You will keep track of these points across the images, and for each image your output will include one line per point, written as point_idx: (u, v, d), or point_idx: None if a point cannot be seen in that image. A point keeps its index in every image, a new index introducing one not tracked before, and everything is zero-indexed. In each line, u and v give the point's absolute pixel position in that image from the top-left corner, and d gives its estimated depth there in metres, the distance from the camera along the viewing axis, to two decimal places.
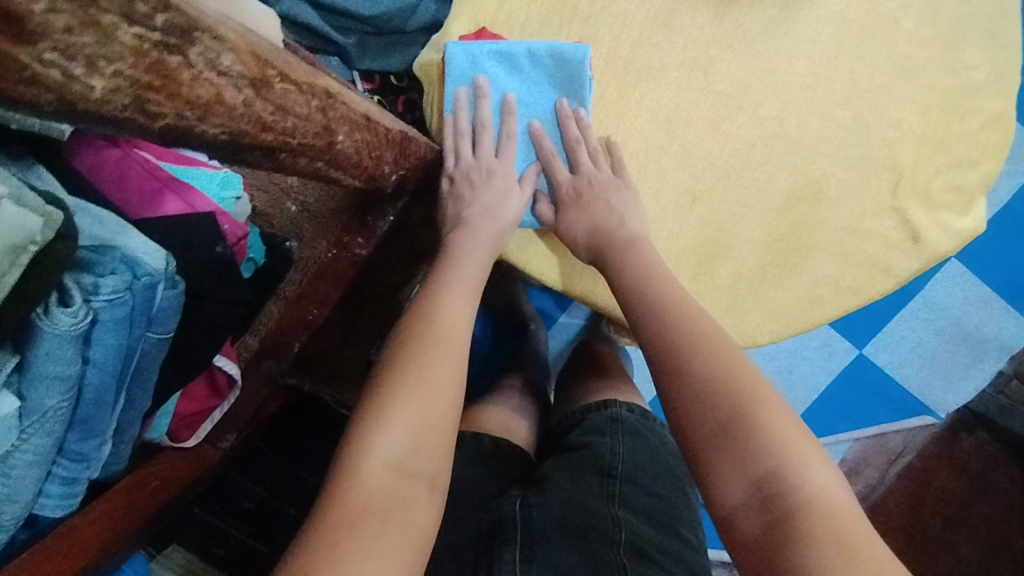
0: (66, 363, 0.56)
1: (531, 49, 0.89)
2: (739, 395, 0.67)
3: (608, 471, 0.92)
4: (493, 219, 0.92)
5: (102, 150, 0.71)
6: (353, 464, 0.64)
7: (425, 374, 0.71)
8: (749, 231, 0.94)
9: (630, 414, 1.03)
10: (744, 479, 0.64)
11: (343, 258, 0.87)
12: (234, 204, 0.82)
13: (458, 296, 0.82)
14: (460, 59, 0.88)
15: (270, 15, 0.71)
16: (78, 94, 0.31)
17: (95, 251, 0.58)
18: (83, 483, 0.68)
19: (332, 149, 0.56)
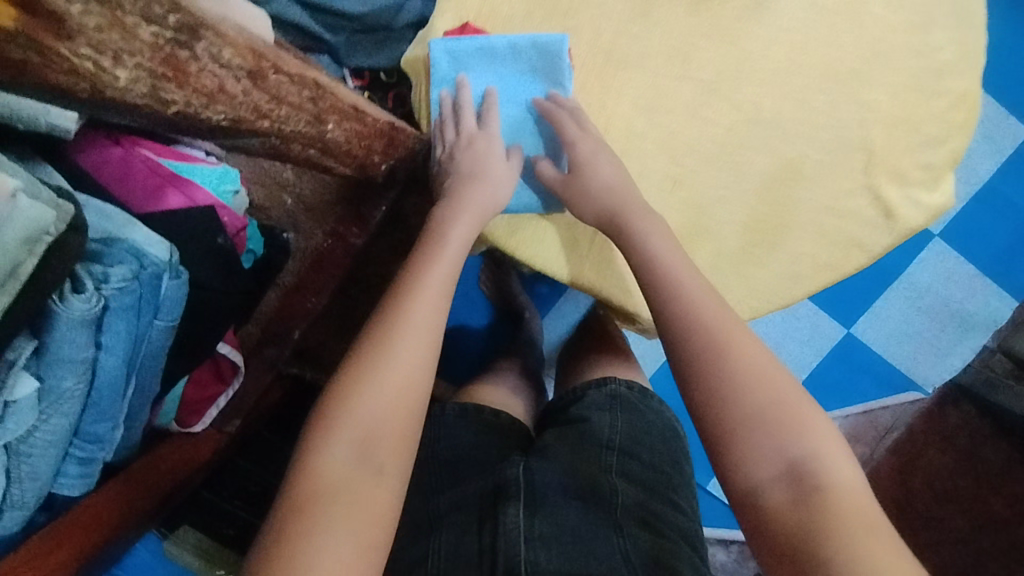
0: (79, 346, 0.60)
1: (512, 43, 0.91)
2: (742, 382, 0.69)
3: (607, 444, 0.96)
4: (482, 200, 0.90)
5: (106, 149, 0.74)
6: (323, 440, 0.64)
7: (397, 354, 0.70)
8: (729, 212, 0.98)
9: (625, 390, 1.08)
10: (776, 456, 0.66)
11: (338, 247, 0.97)
12: (232, 198, 0.84)
13: (437, 271, 0.79)
14: (443, 53, 0.91)
15: (261, 17, 0.74)
16: (106, 82, 0.37)
17: (104, 243, 0.62)
18: (98, 463, 0.72)
19: (323, 138, 0.61)
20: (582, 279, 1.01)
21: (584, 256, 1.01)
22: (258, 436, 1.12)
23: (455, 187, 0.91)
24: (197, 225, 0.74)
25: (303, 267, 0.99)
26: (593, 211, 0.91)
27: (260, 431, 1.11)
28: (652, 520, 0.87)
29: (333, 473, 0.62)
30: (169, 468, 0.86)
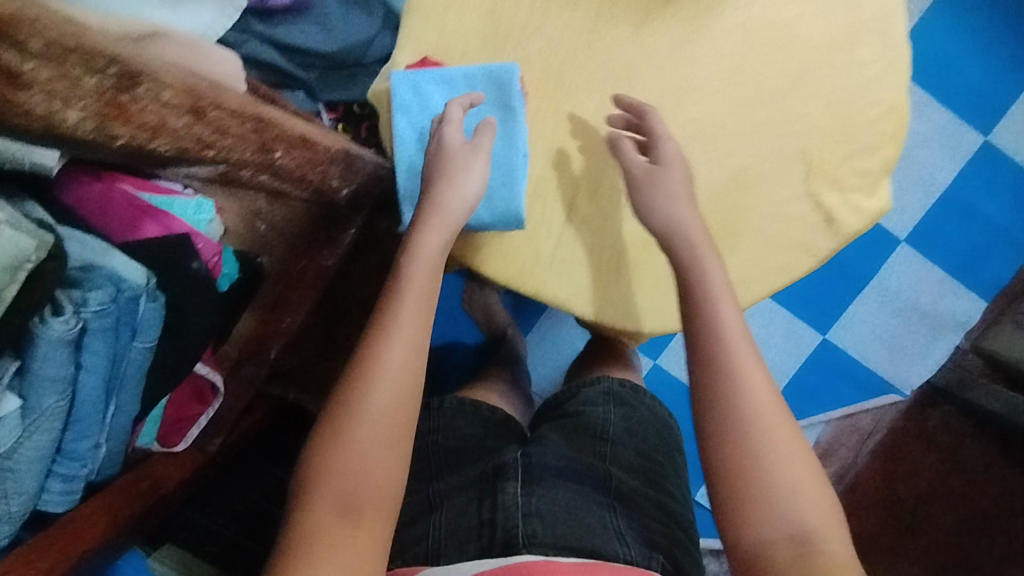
0: (60, 366, 0.65)
1: (467, 73, 0.98)
2: (752, 434, 0.70)
3: (599, 434, 1.01)
4: (443, 227, 0.87)
5: (87, 184, 0.77)
6: (313, 498, 0.68)
7: (380, 416, 0.71)
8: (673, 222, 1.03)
9: (615, 389, 1.10)
10: (783, 515, 0.67)
11: (312, 268, 1.08)
12: (207, 227, 0.87)
13: (409, 311, 0.77)
14: (405, 85, 0.97)
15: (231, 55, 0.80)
16: (58, 121, 0.44)
17: (84, 271, 0.67)
18: (81, 480, 0.77)
19: (271, 163, 0.68)
20: (545, 289, 1.04)
21: (552, 265, 1.04)
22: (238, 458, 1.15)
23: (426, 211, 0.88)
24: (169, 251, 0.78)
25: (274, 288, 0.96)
26: (666, 218, 0.88)
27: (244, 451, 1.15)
28: (643, 512, 0.91)
29: (320, 530, 0.66)
30: (154, 484, 0.91)
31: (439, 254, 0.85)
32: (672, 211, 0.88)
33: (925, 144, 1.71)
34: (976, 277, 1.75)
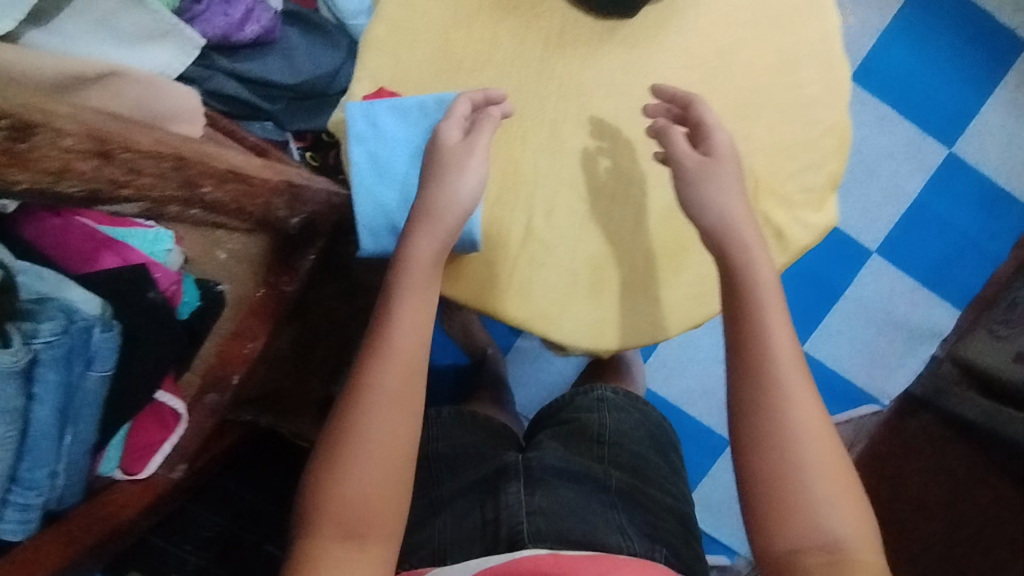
0: (9, 397, 0.65)
1: (422, 103, 0.92)
2: (789, 444, 0.65)
3: (596, 436, 0.85)
4: (433, 232, 0.79)
5: (44, 219, 0.81)
6: (317, 523, 0.65)
7: (380, 439, 0.67)
8: (642, 237, 1.00)
9: (612, 396, 0.90)
10: (821, 528, 0.63)
11: (269, 296, 1.02)
12: (167, 256, 0.90)
13: (399, 324, 0.72)
14: (360, 122, 0.92)
15: (189, 90, 0.81)
16: None
17: (35, 303, 0.68)
18: (37, 511, 0.76)
19: (198, 197, 0.68)
20: (508, 310, 0.99)
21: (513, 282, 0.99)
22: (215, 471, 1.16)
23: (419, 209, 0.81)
24: (121, 280, 0.80)
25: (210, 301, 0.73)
26: (709, 220, 0.79)
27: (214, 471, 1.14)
28: (651, 517, 0.76)
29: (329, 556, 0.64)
30: (116, 512, 0.89)
31: (434, 254, 0.78)
32: (725, 206, 0.79)
33: (889, 155, 1.69)
34: (947, 287, 1.71)
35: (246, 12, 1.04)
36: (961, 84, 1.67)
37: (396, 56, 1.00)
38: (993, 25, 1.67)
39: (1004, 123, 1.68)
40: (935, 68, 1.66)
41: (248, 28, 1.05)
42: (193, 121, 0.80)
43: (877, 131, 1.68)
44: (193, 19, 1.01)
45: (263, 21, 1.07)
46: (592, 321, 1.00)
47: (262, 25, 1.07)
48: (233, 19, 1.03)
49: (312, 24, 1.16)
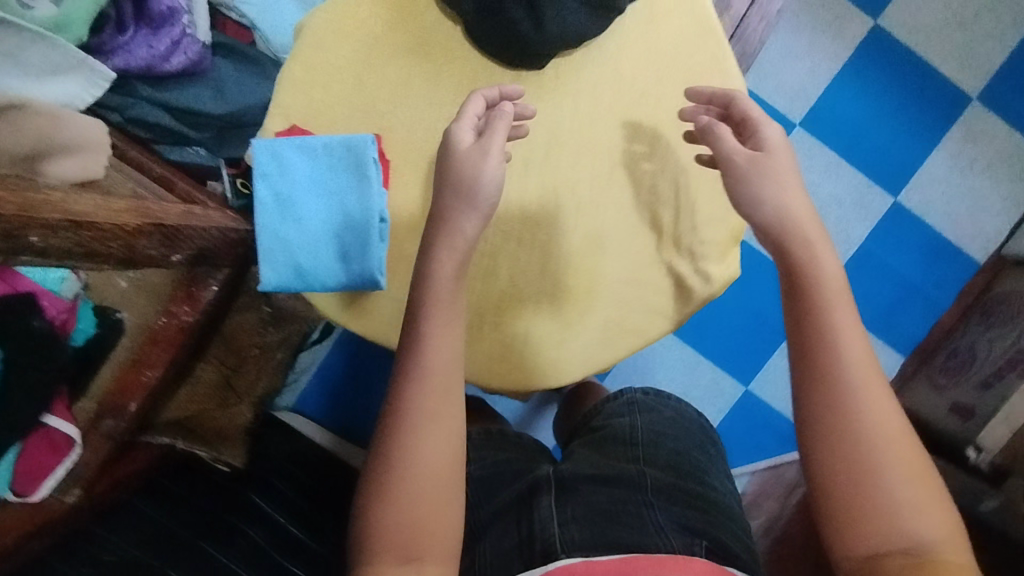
0: None
1: (328, 147, 0.59)
2: (853, 424, 0.42)
3: (631, 438, 0.72)
4: (471, 207, 0.50)
5: None
6: (366, 560, 0.45)
7: (439, 465, 0.46)
8: (539, 273, 0.61)
9: (645, 398, 0.79)
10: (898, 522, 0.41)
11: (171, 330, 0.59)
12: (59, 284, 0.61)
13: (439, 334, 0.48)
14: (263, 163, 0.58)
15: (103, 76, 0.59)
16: None
17: None
18: None
19: (123, 255, 0.44)
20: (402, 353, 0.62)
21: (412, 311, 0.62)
22: (116, 513, 0.73)
23: (440, 192, 0.51)
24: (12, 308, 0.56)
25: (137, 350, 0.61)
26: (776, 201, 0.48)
27: (137, 503, 0.74)
28: (703, 520, 0.63)
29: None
30: None
31: (463, 267, 0.50)
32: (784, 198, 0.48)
33: (833, 203, 1.05)
34: (895, 335, 1.09)
35: (172, 39, 0.60)
36: (897, 130, 1.04)
37: (311, 97, 0.61)
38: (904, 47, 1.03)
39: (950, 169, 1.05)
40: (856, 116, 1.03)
41: (178, 56, 0.61)
42: (101, 153, 0.55)
43: (821, 179, 1.05)
44: (114, 50, 0.60)
45: (191, 50, 0.62)
46: (569, 356, 0.62)
47: (190, 54, 0.61)
48: (158, 48, 0.60)
49: (249, 58, 0.66)
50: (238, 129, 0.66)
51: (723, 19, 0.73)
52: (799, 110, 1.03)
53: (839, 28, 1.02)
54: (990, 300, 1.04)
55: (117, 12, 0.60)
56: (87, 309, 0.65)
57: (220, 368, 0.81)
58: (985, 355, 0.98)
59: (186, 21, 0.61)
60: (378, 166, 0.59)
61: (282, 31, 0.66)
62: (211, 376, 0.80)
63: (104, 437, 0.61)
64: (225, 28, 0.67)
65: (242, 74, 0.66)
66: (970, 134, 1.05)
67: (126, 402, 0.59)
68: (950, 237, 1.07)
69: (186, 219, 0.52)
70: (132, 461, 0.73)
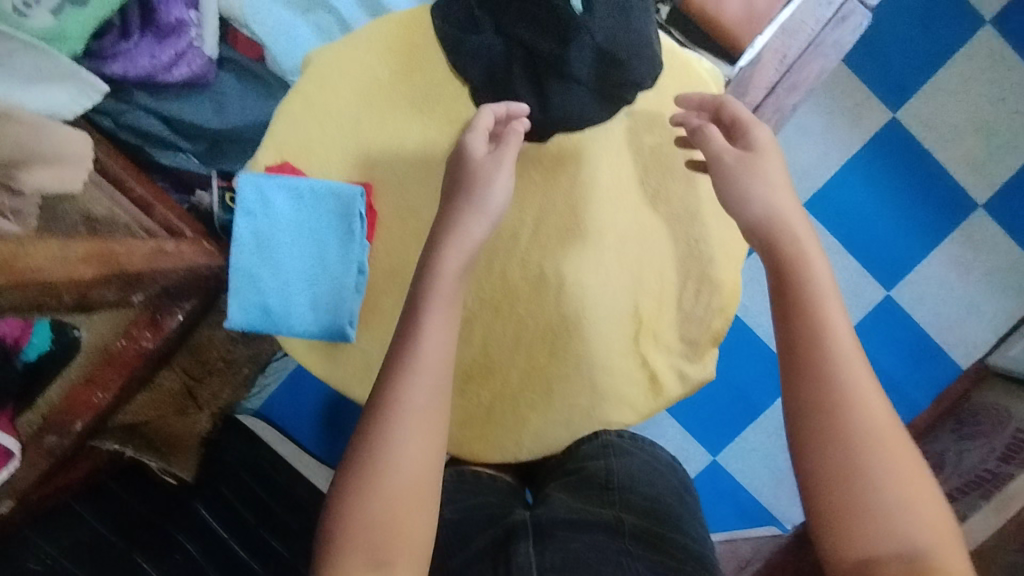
0: None
1: (317, 193, 0.53)
2: (851, 428, 0.42)
3: (606, 484, 0.69)
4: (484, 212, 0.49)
5: None
6: (334, 548, 0.42)
7: (427, 458, 0.44)
8: (512, 345, 0.59)
9: (619, 441, 0.74)
10: (893, 524, 0.40)
11: (127, 356, 0.53)
12: None
13: (437, 327, 0.46)
14: (246, 200, 0.52)
15: (93, 88, 0.57)
16: None
17: None
18: None
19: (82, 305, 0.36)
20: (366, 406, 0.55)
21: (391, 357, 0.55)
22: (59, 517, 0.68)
23: (447, 209, 0.50)
24: None
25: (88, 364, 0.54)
26: (764, 203, 0.49)
27: (80, 511, 0.69)
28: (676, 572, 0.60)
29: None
30: None
31: None
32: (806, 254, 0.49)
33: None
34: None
35: (176, 51, 0.60)
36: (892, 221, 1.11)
37: (308, 136, 0.55)
38: (910, 143, 1.11)
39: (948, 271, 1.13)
40: (868, 208, 1.12)
41: (180, 67, 0.60)
42: (82, 166, 0.50)
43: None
44: (113, 56, 0.59)
45: (195, 63, 0.61)
46: (614, 397, 0.59)
47: (193, 67, 0.61)
48: (160, 59, 0.59)
49: (254, 75, 0.67)
50: (232, 143, 0.67)
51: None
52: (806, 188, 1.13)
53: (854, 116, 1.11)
54: (965, 410, 1.11)
55: (122, 17, 0.59)
56: (42, 326, 0.52)
57: (184, 378, 0.75)
58: (960, 465, 1.00)
59: (194, 34, 0.61)
60: (365, 220, 0.54)
61: (291, 54, 0.66)
62: (173, 385, 0.74)
63: (43, 452, 0.53)
64: (236, 41, 0.67)
65: (245, 90, 0.66)
66: (971, 242, 1.12)
67: (70, 420, 0.53)
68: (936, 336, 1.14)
69: (152, 259, 0.43)
70: (77, 471, 0.67)
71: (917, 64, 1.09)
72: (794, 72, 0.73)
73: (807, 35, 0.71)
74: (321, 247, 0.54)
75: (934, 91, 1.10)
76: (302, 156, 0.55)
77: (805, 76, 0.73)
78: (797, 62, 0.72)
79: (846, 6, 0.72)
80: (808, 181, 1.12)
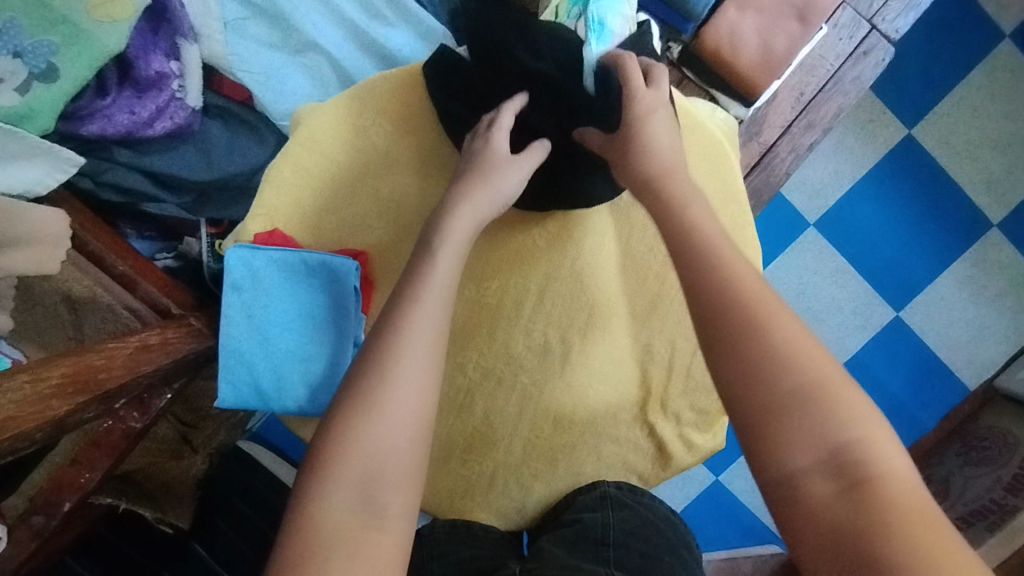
0: None
1: (307, 262, 0.51)
2: (755, 339, 0.36)
3: (600, 540, 0.51)
4: (491, 197, 0.48)
5: None
6: (319, 479, 0.37)
7: (432, 393, 0.40)
8: (515, 415, 0.57)
9: (619, 492, 0.56)
10: (810, 425, 0.34)
11: (116, 434, 0.51)
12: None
13: (449, 274, 0.44)
14: (234, 276, 0.50)
15: (66, 161, 0.53)
16: None
17: None
18: None
19: (61, 433, 0.34)
20: None
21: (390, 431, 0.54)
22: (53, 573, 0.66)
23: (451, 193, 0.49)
24: None
25: (77, 444, 0.52)
26: (657, 162, 0.47)
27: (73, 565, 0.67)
28: None
29: (337, 536, 0.35)
30: None
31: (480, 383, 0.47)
32: None
33: (835, 307, 1.11)
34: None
35: (157, 105, 0.58)
36: (902, 239, 1.09)
37: (298, 202, 0.53)
38: (927, 158, 1.07)
39: (961, 290, 1.10)
40: (879, 228, 1.09)
41: (163, 121, 0.58)
42: (58, 245, 0.48)
43: (828, 283, 1.11)
44: (90, 116, 0.56)
45: (178, 115, 0.59)
46: (617, 461, 0.58)
47: (177, 119, 0.59)
48: (140, 115, 0.57)
49: (242, 120, 0.64)
50: (220, 191, 0.63)
51: (749, 146, 0.70)
52: (816, 209, 1.09)
53: (869, 133, 1.07)
54: (971, 432, 1.08)
55: (97, 77, 0.56)
56: None
57: (176, 425, 0.75)
58: (963, 492, 1.00)
59: (175, 85, 0.58)
60: (360, 292, 0.52)
61: (281, 98, 0.63)
62: (166, 433, 0.74)
63: (31, 535, 0.51)
64: (221, 86, 0.63)
65: (234, 137, 0.63)
66: (982, 262, 1.09)
67: (59, 501, 0.51)
68: (945, 357, 1.12)
69: (132, 364, 0.40)
70: (71, 530, 0.64)
71: (933, 77, 1.05)
72: (811, 111, 0.69)
73: (825, 71, 0.68)
74: (312, 316, 0.52)
75: (954, 106, 1.05)
76: (292, 222, 0.53)
77: (823, 114, 0.69)
78: (814, 100, 0.69)
79: (867, 41, 0.68)
80: (819, 202, 1.09)
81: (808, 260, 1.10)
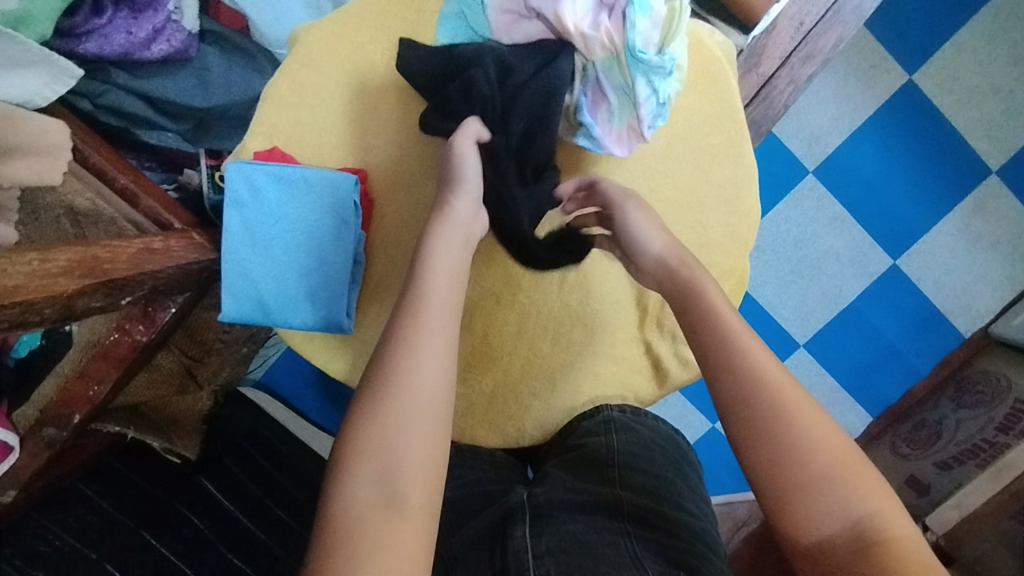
0: None
1: (308, 180, 0.52)
2: (777, 424, 0.40)
3: (606, 463, 0.53)
4: (476, 215, 0.49)
5: None
6: (339, 479, 0.38)
7: (447, 397, 0.41)
8: (514, 334, 0.58)
9: (623, 416, 0.57)
10: (835, 504, 0.38)
11: (123, 345, 0.52)
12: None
13: (448, 271, 0.45)
14: (235, 191, 0.51)
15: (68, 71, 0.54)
16: None
17: None
18: None
19: (67, 314, 0.35)
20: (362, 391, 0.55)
21: None
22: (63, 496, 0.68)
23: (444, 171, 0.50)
24: None
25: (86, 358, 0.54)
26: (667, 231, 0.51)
27: (82, 488, 0.69)
28: (680, 544, 0.46)
29: (362, 529, 0.36)
30: None
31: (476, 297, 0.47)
32: None
33: (833, 256, 1.12)
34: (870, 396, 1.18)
35: (154, 26, 0.58)
36: (902, 186, 1.09)
37: (297, 120, 0.54)
38: (928, 104, 1.06)
39: (959, 240, 1.10)
40: (878, 177, 1.09)
41: (160, 43, 0.59)
42: (59, 156, 0.50)
43: (826, 231, 1.12)
44: (87, 34, 0.56)
45: (175, 38, 0.59)
46: (615, 382, 0.59)
47: (174, 42, 0.59)
48: (137, 35, 0.57)
49: (238, 46, 0.64)
50: (219, 119, 0.64)
51: (748, 77, 0.70)
52: (815, 155, 1.09)
53: (872, 78, 1.06)
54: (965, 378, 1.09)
55: None
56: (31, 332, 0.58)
57: (181, 358, 0.72)
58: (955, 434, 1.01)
59: (170, 8, 0.59)
60: (360, 208, 0.53)
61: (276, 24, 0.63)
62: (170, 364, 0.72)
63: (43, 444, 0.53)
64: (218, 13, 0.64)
65: (232, 65, 0.63)
66: (981, 209, 1.09)
67: (69, 412, 0.53)
68: (942, 306, 1.12)
69: (136, 261, 0.41)
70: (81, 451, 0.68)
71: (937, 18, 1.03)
72: (810, 40, 0.68)
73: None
74: (314, 238, 0.53)
75: (957, 51, 1.04)
76: (293, 141, 0.54)
77: (822, 44, 0.68)
78: (814, 29, 0.68)
79: None
80: (817, 148, 1.09)
81: (806, 208, 1.11)
